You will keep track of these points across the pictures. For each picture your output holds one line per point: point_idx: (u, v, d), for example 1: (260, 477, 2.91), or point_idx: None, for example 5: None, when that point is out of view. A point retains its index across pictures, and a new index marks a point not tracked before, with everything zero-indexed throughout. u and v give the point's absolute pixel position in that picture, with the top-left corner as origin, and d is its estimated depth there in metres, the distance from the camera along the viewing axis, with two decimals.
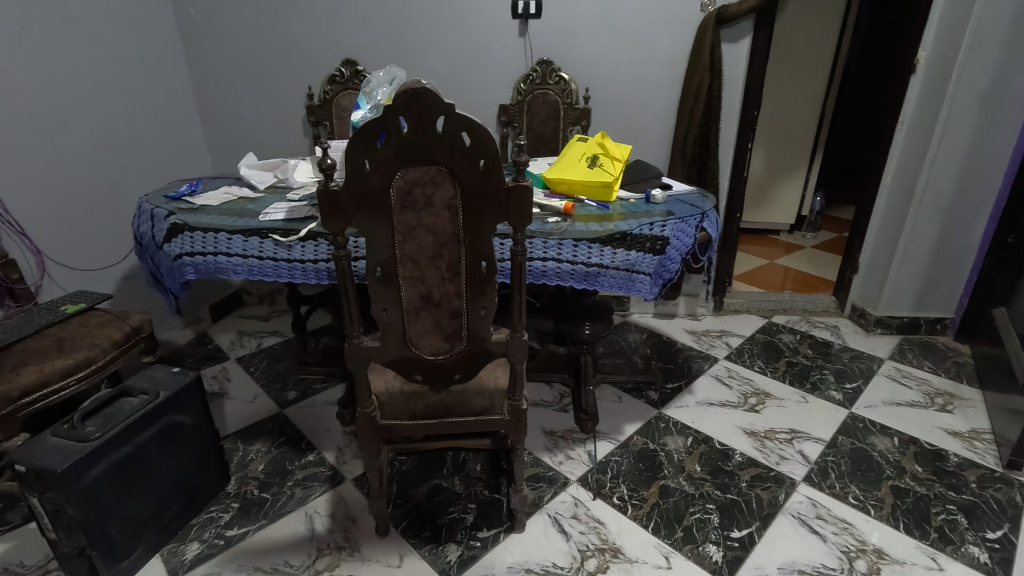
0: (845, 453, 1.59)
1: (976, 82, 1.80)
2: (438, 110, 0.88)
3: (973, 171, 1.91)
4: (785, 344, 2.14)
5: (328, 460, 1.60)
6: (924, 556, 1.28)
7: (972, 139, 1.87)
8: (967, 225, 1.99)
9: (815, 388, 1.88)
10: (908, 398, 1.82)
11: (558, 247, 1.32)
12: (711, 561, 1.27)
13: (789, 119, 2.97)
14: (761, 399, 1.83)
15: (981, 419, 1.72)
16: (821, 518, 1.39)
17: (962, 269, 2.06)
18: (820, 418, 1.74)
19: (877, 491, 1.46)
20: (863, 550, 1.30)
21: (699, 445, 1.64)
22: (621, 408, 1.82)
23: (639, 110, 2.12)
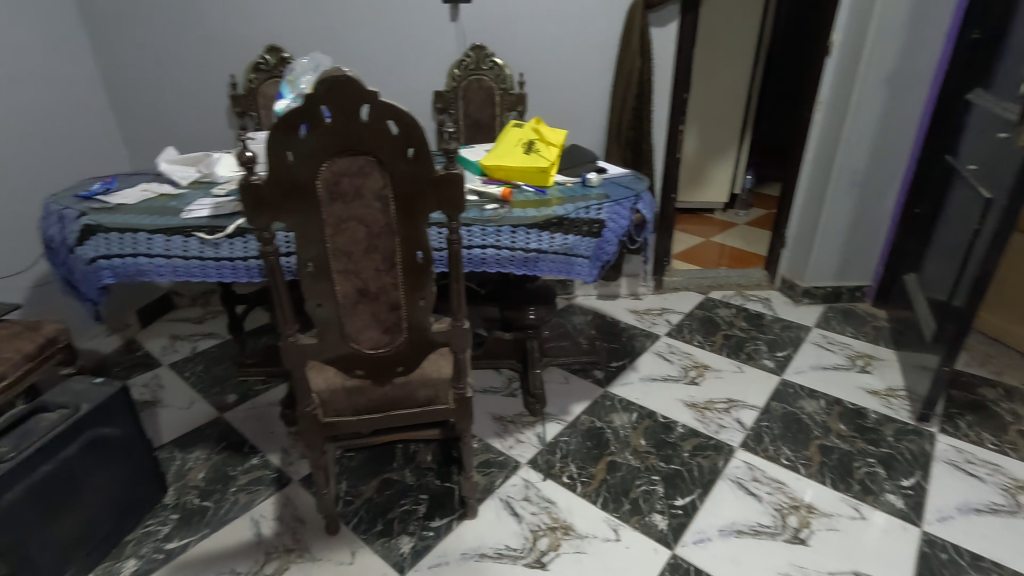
0: (776, 418, 1.69)
1: (883, 64, 1.92)
2: (361, 98, 0.86)
3: (884, 147, 2.04)
4: (721, 318, 2.24)
5: (273, 463, 1.56)
6: (849, 507, 1.38)
7: (881, 117, 2.00)
8: (879, 198, 2.13)
9: (748, 357, 1.98)
10: (833, 362, 1.95)
11: (497, 234, 1.32)
12: (657, 530, 1.33)
13: (718, 100, 3.07)
14: (700, 371, 1.91)
15: (897, 377, 1.86)
16: (757, 480, 1.47)
17: (876, 239, 2.21)
18: (754, 385, 1.83)
19: (807, 450, 1.56)
20: (795, 507, 1.38)
21: (644, 420, 1.69)
22: (569, 389, 1.85)
23: (573, 95, 2.13)
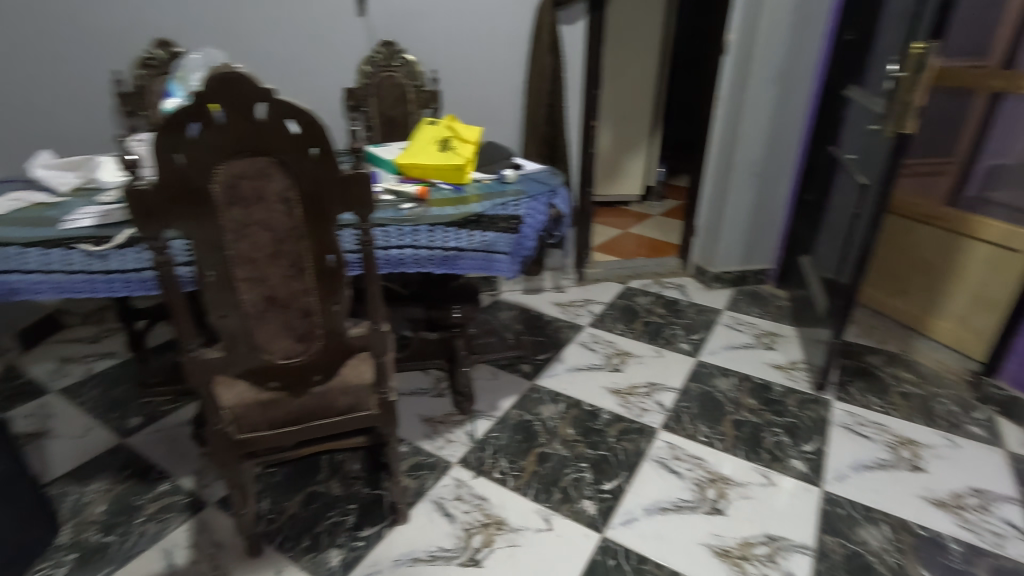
0: (693, 397, 1.78)
1: (773, 62, 2.07)
2: (256, 96, 0.82)
3: (777, 139, 2.20)
4: (640, 306, 2.33)
5: (185, 487, 1.46)
6: (759, 475, 1.48)
7: (773, 111, 2.15)
8: (776, 186, 2.30)
9: (666, 342, 2.08)
10: (742, 341, 2.08)
11: (414, 233, 1.30)
12: (587, 515, 1.37)
13: (628, 96, 3.19)
14: (623, 358, 1.98)
15: (797, 351, 2.02)
16: (677, 458, 1.54)
17: (775, 225, 2.38)
18: (672, 368, 1.92)
19: (721, 426, 1.66)
20: (713, 480, 1.47)
21: (571, 409, 1.73)
22: (497, 385, 1.86)
23: (488, 92, 2.14)
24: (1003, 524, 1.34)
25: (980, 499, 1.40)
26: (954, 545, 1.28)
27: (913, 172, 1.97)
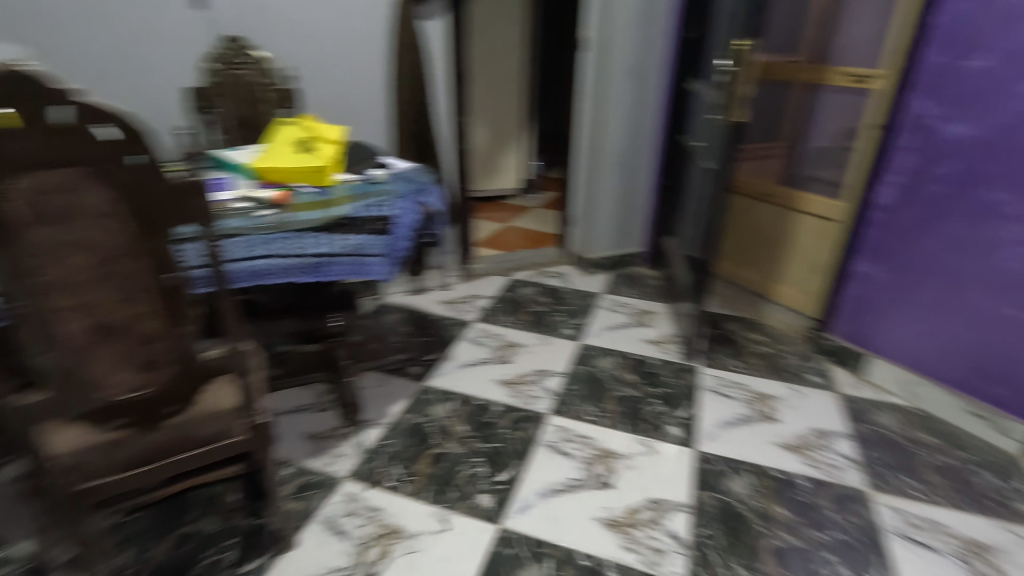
0: (578, 380, 1.86)
1: (626, 57, 2.20)
2: (58, 98, 0.71)
3: (636, 129, 2.36)
4: (524, 297, 2.38)
5: (22, 553, 1.26)
6: (641, 445, 1.58)
7: (630, 103, 2.29)
8: (639, 173, 2.45)
9: (551, 329, 2.15)
10: (620, 321, 2.21)
11: (276, 242, 1.22)
12: (484, 509, 1.38)
13: (498, 92, 3.23)
14: (511, 350, 2.02)
15: (668, 325, 2.18)
16: (566, 440, 1.60)
17: (642, 209, 2.54)
18: (558, 354, 1.99)
19: (605, 404, 1.75)
20: (600, 456, 1.54)
21: (462, 406, 1.73)
22: (386, 391, 1.81)
23: (350, 89, 2.06)
24: (840, 456, 1.54)
25: (822, 438, 1.60)
26: (804, 481, 1.46)
27: (750, 157, 2.18)
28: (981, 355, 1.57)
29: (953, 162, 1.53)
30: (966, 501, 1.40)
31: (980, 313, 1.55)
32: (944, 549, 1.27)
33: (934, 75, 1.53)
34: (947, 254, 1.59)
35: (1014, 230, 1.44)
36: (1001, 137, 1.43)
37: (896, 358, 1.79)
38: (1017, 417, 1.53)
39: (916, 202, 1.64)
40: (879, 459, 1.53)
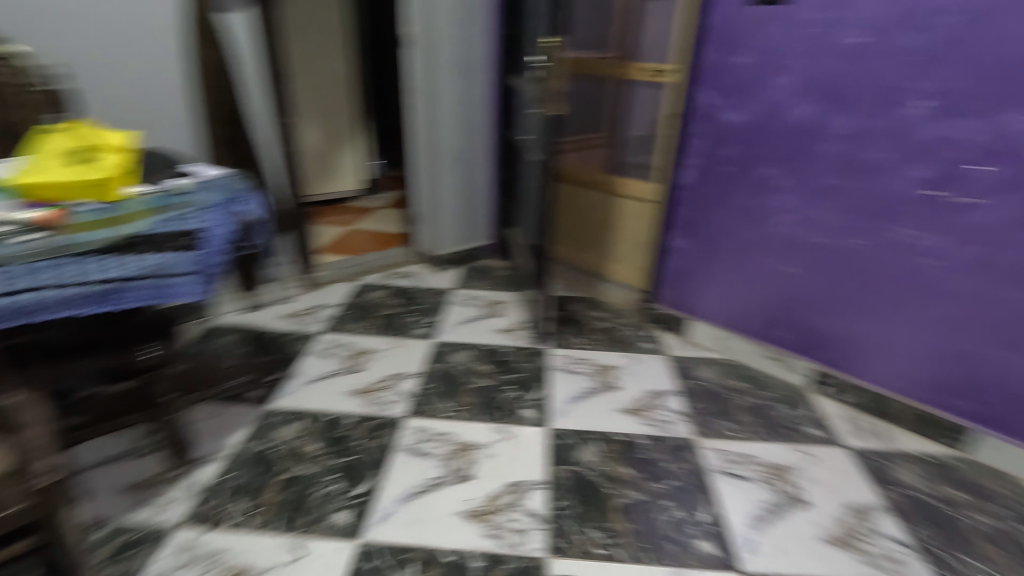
0: (434, 378, 1.85)
1: (450, 53, 2.22)
2: None
3: (469, 125, 2.38)
4: (373, 301, 2.31)
5: None
6: (497, 432, 1.62)
7: (460, 99, 2.32)
8: (478, 168, 2.49)
9: (403, 331, 2.11)
10: (471, 314, 2.23)
11: (45, 273, 1.02)
12: (341, 527, 1.32)
13: (325, 90, 3.08)
14: (362, 357, 1.95)
15: (517, 313, 2.26)
16: (424, 440, 1.59)
17: (485, 203, 2.59)
18: (411, 355, 1.96)
19: (461, 398, 1.76)
20: (459, 450, 1.55)
21: (311, 424, 1.64)
22: (222, 422, 1.65)
23: (141, 89, 1.82)
24: (671, 412, 1.72)
25: (656, 398, 1.78)
26: (643, 440, 1.60)
27: (569, 149, 2.33)
28: (772, 308, 1.84)
29: (734, 144, 1.75)
30: (769, 433, 1.64)
31: (767, 273, 1.81)
32: (755, 477, 1.48)
33: (712, 69, 1.73)
34: (739, 225, 1.83)
35: (784, 200, 1.70)
36: (767, 122, 1.66)
37: (711, 318, 2.02)
38: (803, 356, 1.82)
39: (711, 180, 1.85)
40: (702, 408, 1.73)
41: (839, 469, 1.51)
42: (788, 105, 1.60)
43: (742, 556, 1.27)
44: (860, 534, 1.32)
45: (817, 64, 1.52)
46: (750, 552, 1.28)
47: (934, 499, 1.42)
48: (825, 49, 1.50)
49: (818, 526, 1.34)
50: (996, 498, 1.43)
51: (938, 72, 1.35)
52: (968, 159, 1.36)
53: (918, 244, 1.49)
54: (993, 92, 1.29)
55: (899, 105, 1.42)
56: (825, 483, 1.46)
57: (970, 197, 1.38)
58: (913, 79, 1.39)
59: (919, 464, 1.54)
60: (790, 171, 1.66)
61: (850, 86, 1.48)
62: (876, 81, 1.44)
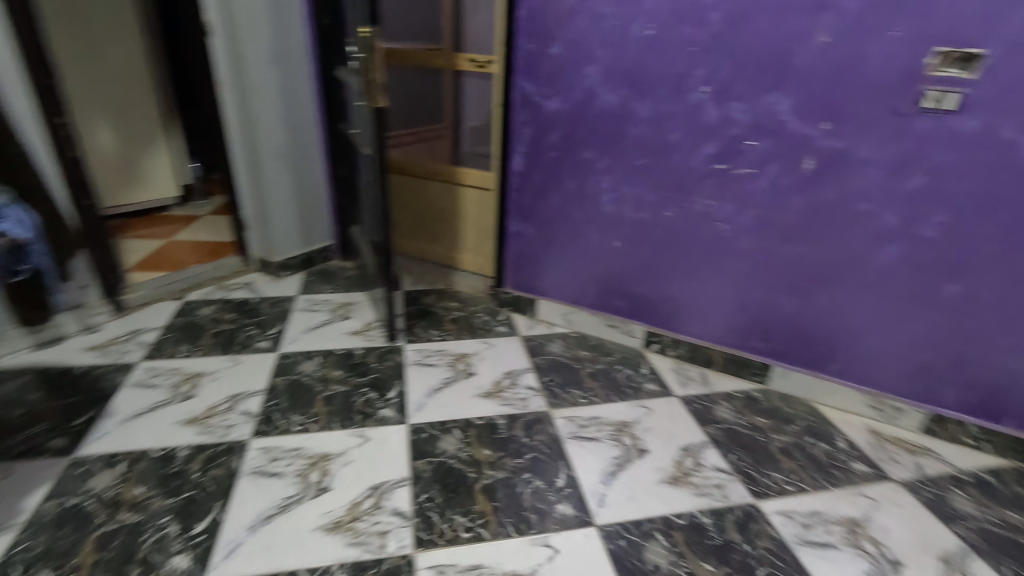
0: (281, 392, 1.73)
1: (263, 44, 2.05)
2: None
3: (295, 120, 2.24)
4: (205, 319, 2.10)
5: None
6: (355, 436, 1.57)
7: (281, 93, 2.16)
8: (310, 166, 2.36)
9: (243, 346, 1.94)
10: (320, 320, 2.12)
11: None
12: (180, 572, 1.19)
13: (118, 86, 2.70)
14: (193, 382, 1.76)
15: (369, 312, 2.19)
16: (274, 459, 1.48)
17: (324, 202, 2.47)
18: (254, 371, 1.82)
19: (313, 408, 1.67)
20: (314, 463, 1.47)
21: (135, 465, 1.45)
22: (15, 482, 1.39)
23: None
24: (525, 389, 1.80)
25: (511, 378, 1.84)
26: (501, 420, 1.65)
27: (425, 138, 2.38)
28: (606, 280, 2.00)
29: (556, 130, 1.85)
30: (613, 394, 1.79)
31: (600, 248, 1.95)
32: (603, 437, 1.60)
33: (528, 59, 1.81)
34: (569, 206, 1.94)
35: (605, 181, 1.84)
36: (582, 108, 1.78)
37: (555, 296, 2.13)
38: (635, 320, 2.01)
39: (539, 166, 1.94)
40: (553, 381, 1.84)
41: (671, 416, 1.70)
42: (598, 92, 1.73)
43: (596, 510, 1.37)
44: (691, 469, 1.50)
45: (617, 54, 1.66)
46: (602, 505, 1.39)
47: (745, 428, 1.66)
48: (624, 39, 1.63)
49: (657, 470, 1.50)
50: (790, 418, 1.71)
51: (713, 61, 1.55)
52: (744, 136, 1.59)
53: (714, 211, 1.71)
54: (753, 77, 1.52)
55: (686, 90, 1.61)
56: (661, 430, 1.64)
57: (747, 169, 1.62)
58: (694, 68, 1.58)
59: (733, 400, 1.78)
60: (608, 153, 1.80)
61: (647, 74, 1.64)
62: (666, 69, 1.61)
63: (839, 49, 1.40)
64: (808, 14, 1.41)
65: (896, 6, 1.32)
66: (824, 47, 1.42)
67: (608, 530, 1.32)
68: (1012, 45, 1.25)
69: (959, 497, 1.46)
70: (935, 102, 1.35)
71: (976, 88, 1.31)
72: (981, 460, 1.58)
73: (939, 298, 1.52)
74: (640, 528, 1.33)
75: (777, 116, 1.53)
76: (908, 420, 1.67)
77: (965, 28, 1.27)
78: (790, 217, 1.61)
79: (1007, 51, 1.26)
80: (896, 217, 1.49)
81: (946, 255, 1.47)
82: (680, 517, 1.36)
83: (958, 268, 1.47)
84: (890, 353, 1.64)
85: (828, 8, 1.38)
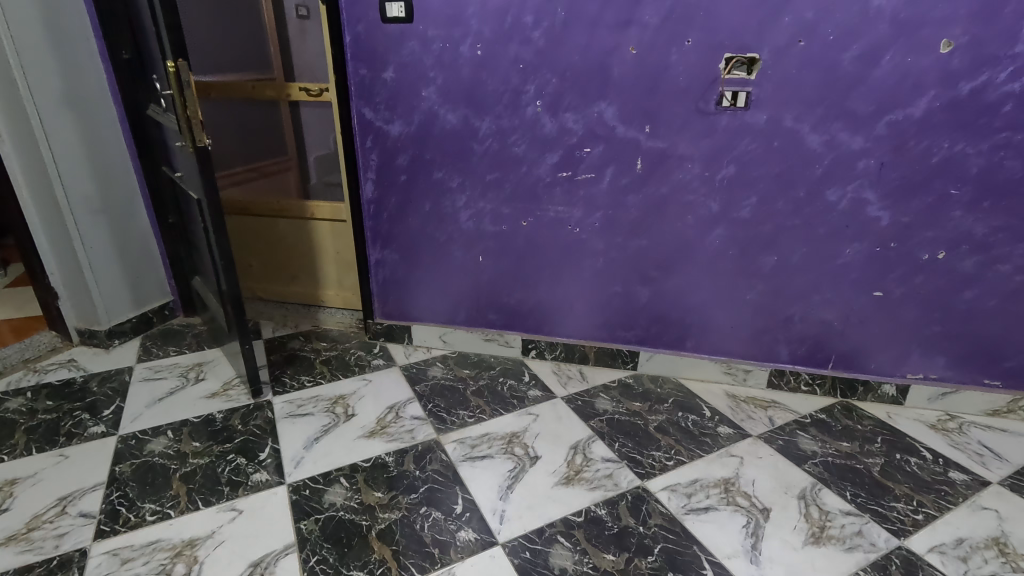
0: (127, 480, 1.50)
1: (50, 85, 1.78)
2: None
3: (103, 169, 1.97)
4: (15, 412, 1.75)
5: None
6: (225, 512, 1.40)
7: (82, 139, 1.89)
8: (131, 217, 2.09)
9: (70, 437, 1.65)
10: (167, 388, 1.88)
11: None
12: None
13: None
14: (6, 493, 1.46)
15: (226, 369, 1.98)
16: (125, 561, 1.27)
17: (154, 255, 2.19)
18: (88, 463, 1.55)
19: (170, 490, 1.46)
20: (178, 554, 1.29)
21: None
22: None
23: None
24: (411, 419, 1.74)
25: (394, 412, 1.77)
26: (389, 458, 1.58)
27: (265, 174, 2.20)
28: (477, 295, 2.01)
29: (403, 154, 1.83)
30: (499, 408, 1.80)
31: (465, 265, 1.96)
32: (495, 452, 1.60)
33: (362, 85, 1.76)
34: (428, 227, 1.93)
35: (459, 199, 1.85)
36: (425, 130, 1.78)
37: (428, 320, 2.10)
38: (510, 330, 2.04)
39: (392, 191, 1.89)
40: (439, 406, 1.80)
41: (557, 418, 1.74)
42: (438, 112, 1.74)
43: (497, 528, 1.36)
44: (582, 466, 1.55)
45: (452, 75, 1.69)
46: (503, 521, 1.38)
47: (625, 415, 1.76)
48: (456, 60, 1.66)
49: (551, 474, 1.52)
50: (661, 398, 1.85)
51: (542, 76, 1.63)
52: (581, 144, 1.69)
53: (565, 216, 1.80)
54: (580, 89, 1.63)
55: (522, 105, 1.68)
56: (549, 434, 1.67)
57: (588, 173, 1.72)
58: (525, 84, 1.65)
59: (611, 390, 1.88)
60: (458, 172, 1.81)
61: (483, 92, 1.69)
62: (500, 86, 1.67)
63: (648, 59, 1.55)
64: (617, 29, 1.54)
65: (687, 19, 1.49)
66: (636, 58, 1.56)
67: (512, 545, 1.31)
68: (780, 49, 1.47)
69: (804, 438, 1.67)
70: (730, 101, 1.55)
71: (760, 87, 1.52)
72: (816, 402, 1.83)
73: (761, 269, 1.73)
74: (542, 535, 1.34)
75: (606, 123, 1.65)
76: (756, 379, 1.88)
77: (742, 37, 1.47)
78: (631, 213, 1.75)
79: (777, 54, 1.47)
80: (717, 204, 1.68)
81: (760, 230, 1.68)
82: (578, 515, 1.40)
83: (771, 242, 1.69)
84: (731, 323, 1.84)
85: (632, 23, 1.52)
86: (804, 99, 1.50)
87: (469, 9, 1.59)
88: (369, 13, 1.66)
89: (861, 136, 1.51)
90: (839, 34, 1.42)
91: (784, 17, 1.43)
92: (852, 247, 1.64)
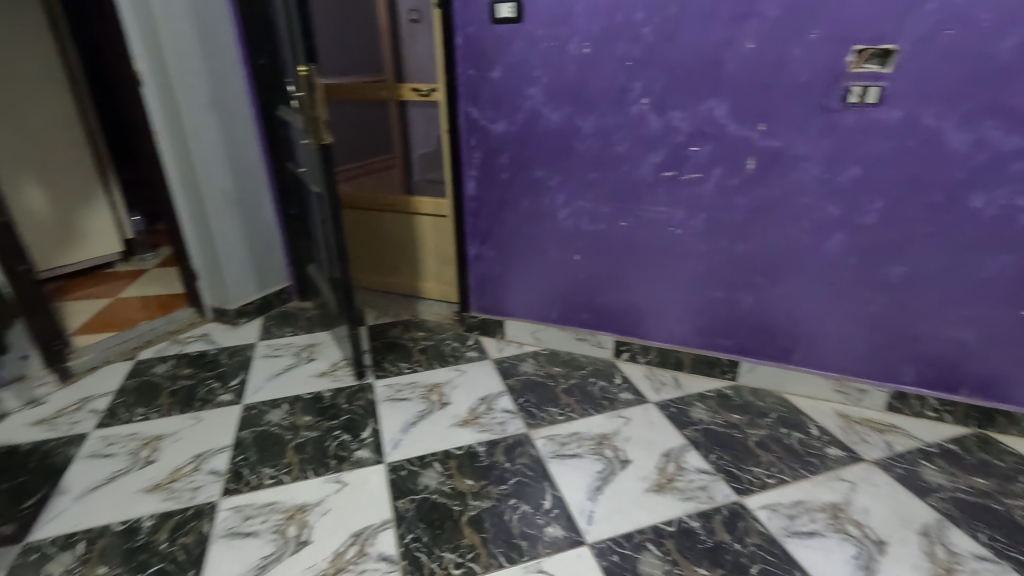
0: (249, 445, 1.66)
1: (199, 90, 2.01)
2: None
3: (239, 164, 2.18)
4: (161, 377, 2.00)
5: None
6: (331, 483, 1.51)
7: (222, 137, 2.11)
8: (259, 208, 2.30)
9: (204, 402, 1.85)
10: (284, 365, 2.05)
11: None
12: None
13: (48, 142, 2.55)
14: (153, 446, 1.67)
15: (334, 351, 2.13)
16: (247, 518, 1.41)
17: (276, 243, 2.40)
18: (218, 426, 1.74)
19: (284, 458, 1.60)
20: (291, 516, 1.41)
21: (96, 543, 1.36)
22: None
23: None
24: (502, 412, 1.78)
25: (486, 404, 1.82)
26: (480, 447, 1.63)
27: (373, 171, 2.34)
28: (571, 294, 2.01)
29: (505, 152, 1.87)
30: (589, 408, 1.79)
31: (561, 263, 1.97)
32: (584, 451, 1.60)
33: (470, 85, 1.82)
34: (526, 225, 1.95)
35: (558, 198, 1.86)
36: (528, 129, 1.80)
37: (521, 316, 2.13)
38: (603, 331, 2.02)
39: (493, 189, 1.94)
40: (530, 401, 1.82)
41: (649, 423, 1.70)
42: (542, 111, 1.76)
43: (586, 528, 1.36)
44: (674, 474, 1.51)
45: (557, 74, 1.70)
46: (591, 522, 1.37)
47: (722, 426, 1.69)
48: (562, 59, 1.67)
49: (641, 480, 1.49)
50: (762, 412, 1.75)
51: (649, 74, 1.60)
52: (687, 143, 1.64)
53: (666, 217, 1.75)
54: (690, 86, 1.57)
55: (628, 103, 1.66)
56: (641, 439, 1.64)
57: (693, 173, 1.66)
58: (632, 81, 1.63)
59: (707, 400, 1.81)
60: (558, 170, 1.82)
61: (588, 91, 1.68)
62: (606, 85, 1.66)
63: (766, 54, 1.47)
64: (732, 23, 1.47)
65: (813, 10, 1.39)
66: (752, 52, 1.48)
67: (600, 546, 1.31)
68: (921, 39, 1.33)
69: (930, 469, 1.51)
70: (859, 97, 1.43)
71: (895, 81, 1.39)
72: (944, 431, 1.65)
73: (884, 280, 1.59)
74: (631, 540, 1.32)
75: (716, 122, 1.58)
76: (873, 400, 1.73)
77: (876, 27, 1.36)
78: (738, 216, 1.67)
79: (917, 45, 1.34)
80: (837, 207, 1.56)
81: (886, 238, 1.54)
82: (668, 524, 1.36)
83: (899, 251, 1.54)
84: (846, 337, 1.70)
85: (750, 16, 1.45)
86: (948, 93, 1.36)
87: (578, 8, 1.59)
88: (480, 15, 1.71)
89: (1018, 135, 1.34)
90: (996, 21, 1.27)
91: (928, 4, 1.30)
92: (999, 260, 1.46)
